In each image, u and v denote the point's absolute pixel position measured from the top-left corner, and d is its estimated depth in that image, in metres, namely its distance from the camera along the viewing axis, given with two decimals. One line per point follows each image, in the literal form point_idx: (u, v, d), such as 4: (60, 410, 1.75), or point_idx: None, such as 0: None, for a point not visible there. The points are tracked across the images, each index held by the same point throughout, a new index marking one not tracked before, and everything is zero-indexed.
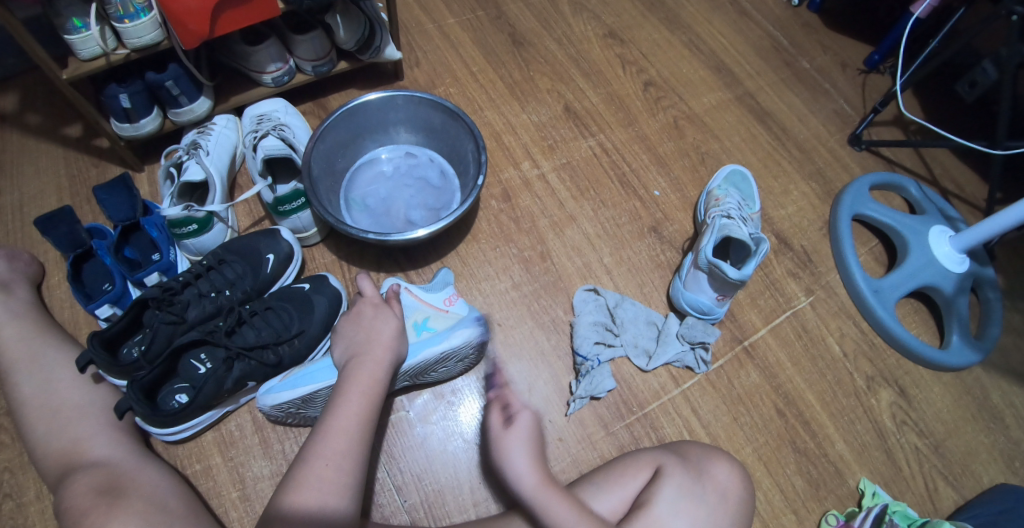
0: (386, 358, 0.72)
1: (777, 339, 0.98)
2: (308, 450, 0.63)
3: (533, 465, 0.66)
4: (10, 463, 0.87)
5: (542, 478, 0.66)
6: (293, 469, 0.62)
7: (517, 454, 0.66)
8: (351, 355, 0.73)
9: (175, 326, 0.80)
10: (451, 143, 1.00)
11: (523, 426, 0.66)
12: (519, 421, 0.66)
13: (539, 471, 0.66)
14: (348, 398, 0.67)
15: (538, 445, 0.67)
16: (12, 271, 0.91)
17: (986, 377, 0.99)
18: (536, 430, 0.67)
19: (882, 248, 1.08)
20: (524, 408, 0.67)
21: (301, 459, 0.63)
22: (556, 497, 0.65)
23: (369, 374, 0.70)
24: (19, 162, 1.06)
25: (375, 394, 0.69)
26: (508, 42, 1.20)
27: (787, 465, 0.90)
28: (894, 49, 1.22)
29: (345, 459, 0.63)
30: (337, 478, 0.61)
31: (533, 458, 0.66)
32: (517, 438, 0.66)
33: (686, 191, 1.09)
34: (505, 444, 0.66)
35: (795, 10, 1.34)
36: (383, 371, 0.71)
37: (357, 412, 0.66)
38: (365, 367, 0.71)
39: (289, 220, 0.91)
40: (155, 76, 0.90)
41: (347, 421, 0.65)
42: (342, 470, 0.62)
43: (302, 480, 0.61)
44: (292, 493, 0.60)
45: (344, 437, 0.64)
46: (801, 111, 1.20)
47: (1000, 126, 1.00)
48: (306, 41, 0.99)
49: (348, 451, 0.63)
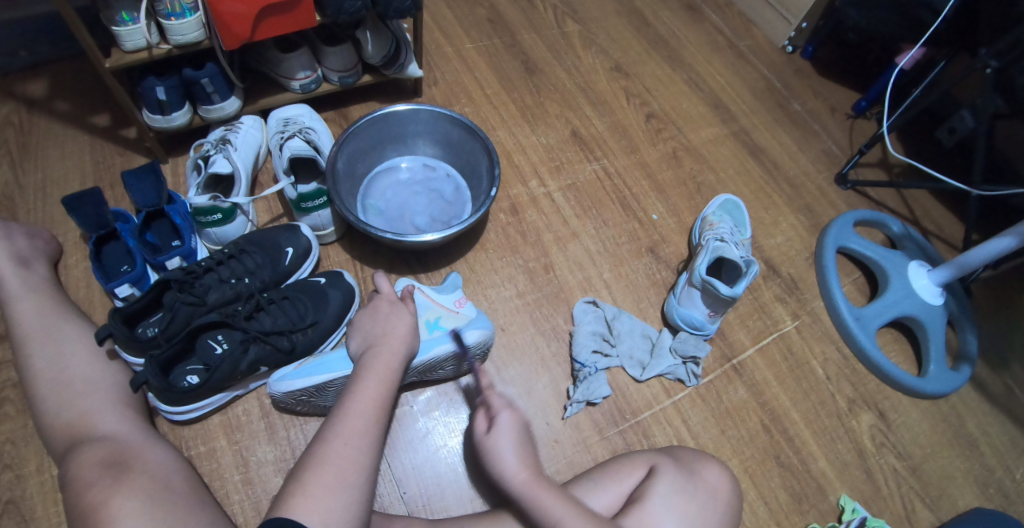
0: (402, 350, 0.76)
1: (764, 359, 1.03)
2: (327, 430, 0.66)
3: (521, 463, 0.69)
4: (13, 435, 0.88)
5: (530, 473, 0.69)
6: (312, 447, 0.65)
7: (503, 453, 0.70)
8: (368, 346, 0.77)
9: (194, 307, 0.84)
10: (466, 158, 1.06)
11: (504, 427, 0.70)
12: (496, 423, 0.70)
13: (526, 467, 0.69)
14: (366, 384, 0.71)
15: (524, 443, 0.71)
16: (32, 246, 0.94)
17: (961, 405, 1.04)
18: (517, 429, 0.71)
19: (865, 280, 1.15)
20: (498, 410, 0.71)
21: (320, 437, 0.66)
22: (546, 490, 0.68)
23: (384, 364, 0.74)
24: (45, 145, 1.10)
25: (391, 382, 0.73)
26: (522, 69, 1.28)
27: (771, 478, 0.94)
28: (880, 97, 1.32)
29: (362, 439, 0.66)
30: (355, 455, 0.64)
31: (521, 456, 0.70)
32: (501, 440, 0.70)
33: (682, 216, 1.15)
34: (491, 446, 0.70)
35: (789, 57, 1.44)
36: (398, 361, 0.75)
37: (373, 397, 0.70)
38: (381, 357, 0.75)
39: (309, 217, 0.96)
40: (192, 72, 0.95)
41: (365, 404, 0.69)
42: (360, 448, 0.65)
43: (322, 455, 0.64)
44: (312, 467, 0.63)
45: (362, 418, 0.67)
46: (791, 149, 1.28)
47: (977, 168, 1.09)
48: (335, 52, 1.05)
49: (365, 430, 0.67)
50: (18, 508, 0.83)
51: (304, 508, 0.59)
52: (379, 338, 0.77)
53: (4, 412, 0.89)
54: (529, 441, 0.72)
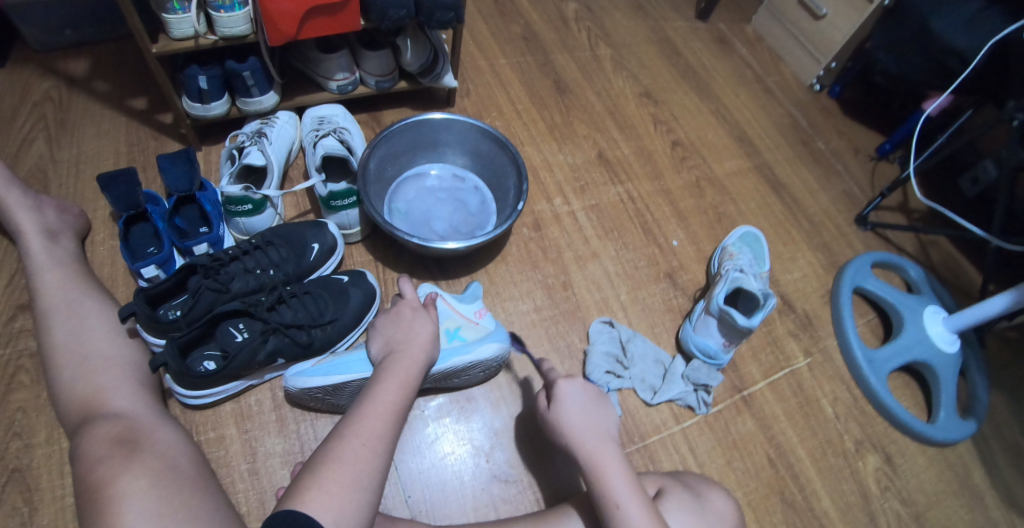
0: (422, 357, 0.77)
1: (774, 393, 1.03)
2: (345, 428, 0.67)
3: (583, 431, 0.71)
4: (25, 404, 0.89)
5: (591, 442, 0.71)
6: (328, 444, 0.65)
7: (564, 421, 0.72)
8: (389, 351, 0.78)
9: (218, 294, 0.85)
10: (494, 171, 1.07)
11: (563, 396, 0.73)
12: (557, 392, 0.74)
13: (587, 437, 0.71)
14: (385, 387, 0.72)
15: (585, 411, 0.73)
16: (62, 220, 0.96)
17: (968, 456, 1.04)
18: (575, 398, 0.73)
19: (879, 322, 1.15)
20: (557, 381, 0.75)
21: (337, 435, 0.66)
22: (605, 463, 0.69)
23: (405, 369, 0.75)
24: (81, 123, 1.12)
25: (410, 388, 0.73)
26: (553, 88, 1.30)
27: (774, 513, 0.93)
28: (904, 141, 1.33)
29: (379, 441, 0.66)
30: (370, 457, 0.64)
31: (582, 427, 0.72)
32: (560, 411, 0.73)
33: (701, 245, 1.16)
34: (553, 418, 0.73)
35: (816, 95, 1.46)
36: (417, 368, 0.76)
37: (392, 401, 0.71)
38: (402, 362, 0.75)
39: (336, 215, 0.97)
40: (235, 65, 0.97)
41: (383, 407, 0.69)
42: (376, 451, 0.65)
43: (338, 452, 0.64)
44: (328, 463, 0.63)
45: (380, 421, 0.68)
46: (812, 186, 1.29)
47: (997, 219, 1.10)
48: (375, 57, 1.07)
49: (382, 433, 0.67)
50: (22, 477, 0.84)
51: (318, 503, 0.59)
52: (402, 344, 0.78)
53: (17, 381, 0.90)
54: (596, 403, 0.74)
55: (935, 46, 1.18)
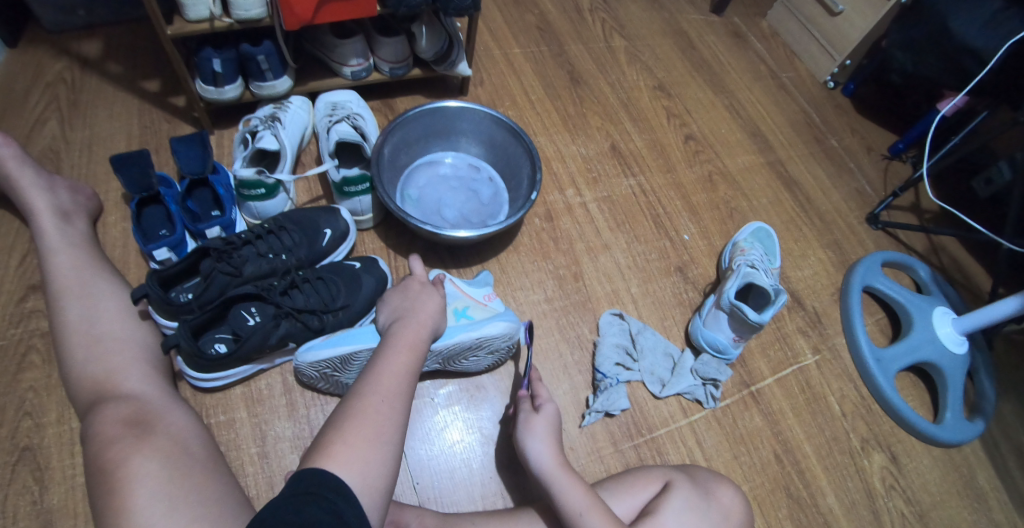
0: (429, 323, 0.78)
1: (782, 389, 1.03)
2: (361, 387, 0.67)
3: (554, 449, 0.73)
4: (36, 383, 0.89)
5: (561, 461, 0.72)
6: (346, 403, 0.65)
7: (539, 438, 0.74)
8: (397, 318, 0.79)
9: (230, 278, 0.85)
10: (507, 160, 1.07)
11: (546, 415, 0.76)
12: (541, 409, 0.76)
13: (559, 455, 0.73)
14: (397, 350, 0.72)
15: (558, 435, 0.75)
16: (74, 201, 0.96)
17: (973, 457, 1.04)
18: (557, 419, 0.76)
19: (888, 321, 1.15)
20: (545, 400, 0.78)
21: (354, 394, 0.66)
22: (571, 479, 0.70)
23: (414, 333, 0.76)
24: (94, 105, 1.12)
25: (420, 351, 0.74)
26: (567, 79, 1.29)
27: (780, 508, 0.94)
28: (918, 141, 1.32)
29: (397, 399, 0.66)
30: (390, 413, 0.64)
31: (554, 445, 0.74)
32: (541, 423, 0.75)
33: (713, 240, 1.15)
34: (531, 427, 0.75)
35: (830, 92, 1.45)
36: (426, 332, 0.77)
37: (405, 362, 0.71)
38: (411, 327, 0.76)
39: (349, 201, 0.97)
40: (250, 48, 0.97)
41: (397, 368, 0.70)
42: (395, 407, 0.65)
43: (358, 409, 0.64)
44: (350, 419, 0.63)
45: (395, 380, 0.68)
46: (825, 184, 1.29)
47: (1009, 223, 1.10)
48: (390, 43, 1.07)
49: (398, 391, 0.67)
50: (33, 456, 0.84)
51: (344, 458, 0.59)
52: (408, 310, 0.78)
53: (29, 360, 0.91)
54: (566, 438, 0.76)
55: (953, 47, 1.17)
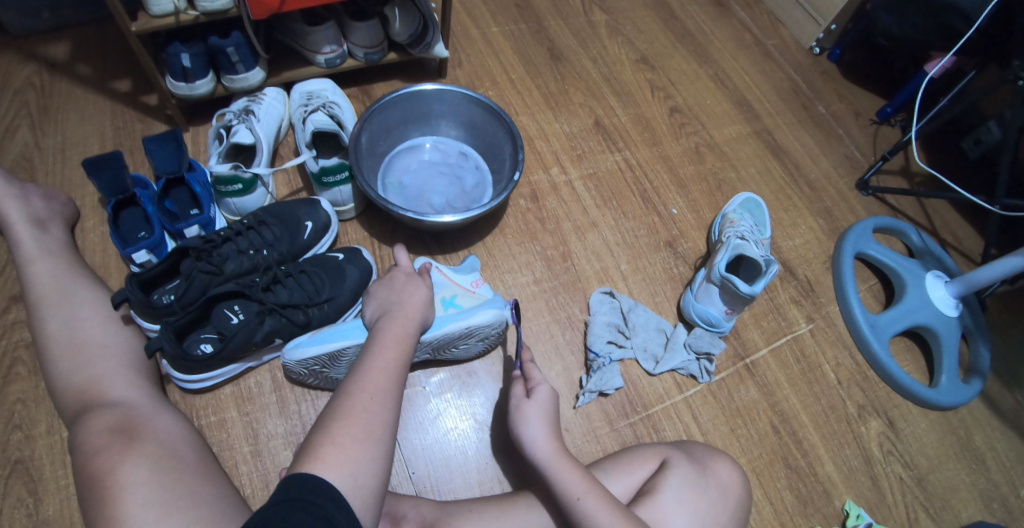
0: (416, 316, 0.76)
1: (777, 360, 1.03)
2: (350, 385, 0.65)
3: (549, 435, 0.71)
4: (24, 395, 0.88)
5: (556, 446, 0.70)
6: (335, 401, 0.64)
7: (533, 422, 0.71)
8: (384, 312, 0.77)
9: (211, 277, 0.83)
10: (489, 141, 1.05)
11: (541, 398, 0.73)
12: (536, 392, 0.73)
13: (553, 440, 0.70)
14: (385, 346, 0.71)
15: (554, 417, 0.73)
16: (49, 208, 0.93)
17: (970, 418, 1.04)
18: (552, 402, 0.73)
19: (881, 287, 1.14)
20: (540, 382, 0.74)
21: (342, 392, 0.65)
22: (568, 465, 0.68)
23: (401, 327, 0.74)
24: (64, 108, 1.09)
25: (408, 345, 0.73)
26: (547, 55, 1.27)
27: (778, 479, 0.93)
28: (906, 103, 1.30)
29: (386, 395, 0.65)
30: (380, 410, 0.63)
31: (550, 430, 0.71)
32: (535, 407, 0.72)
33: (702, 212, 1.14)
34: (524, 413, 0.72)
35: (816, 58, 1.43)
36: (413, 325, 0.75)
37: (393, 358, 0.70)
38: (398, 321, 0.75)
39: (329, 192, 0.95)
40: (218, 40, 0.94)
41: (385, 363, 0.68)
42: (385, 404, 0.64)
43: (348, 407, 0.62)
44: (339, 418, 0.61)
45: (384, 375, 0.67)
46: (814, 152, 1.27)
47: (1000, 184, 1.08)
48: (363, 28, 1.04)
49: (388, 387, 0.66)
50: (26, 468, 0.83)
51: (335, 459, 0.58)
52: (395, 304, 0.77)
53: (16, 372, 0.89)
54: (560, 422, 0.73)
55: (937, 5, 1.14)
